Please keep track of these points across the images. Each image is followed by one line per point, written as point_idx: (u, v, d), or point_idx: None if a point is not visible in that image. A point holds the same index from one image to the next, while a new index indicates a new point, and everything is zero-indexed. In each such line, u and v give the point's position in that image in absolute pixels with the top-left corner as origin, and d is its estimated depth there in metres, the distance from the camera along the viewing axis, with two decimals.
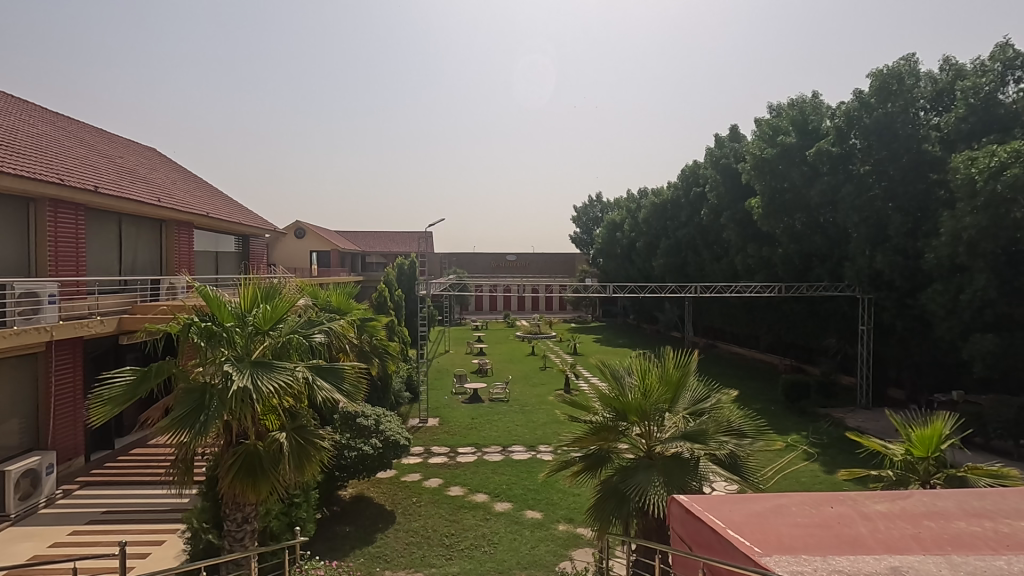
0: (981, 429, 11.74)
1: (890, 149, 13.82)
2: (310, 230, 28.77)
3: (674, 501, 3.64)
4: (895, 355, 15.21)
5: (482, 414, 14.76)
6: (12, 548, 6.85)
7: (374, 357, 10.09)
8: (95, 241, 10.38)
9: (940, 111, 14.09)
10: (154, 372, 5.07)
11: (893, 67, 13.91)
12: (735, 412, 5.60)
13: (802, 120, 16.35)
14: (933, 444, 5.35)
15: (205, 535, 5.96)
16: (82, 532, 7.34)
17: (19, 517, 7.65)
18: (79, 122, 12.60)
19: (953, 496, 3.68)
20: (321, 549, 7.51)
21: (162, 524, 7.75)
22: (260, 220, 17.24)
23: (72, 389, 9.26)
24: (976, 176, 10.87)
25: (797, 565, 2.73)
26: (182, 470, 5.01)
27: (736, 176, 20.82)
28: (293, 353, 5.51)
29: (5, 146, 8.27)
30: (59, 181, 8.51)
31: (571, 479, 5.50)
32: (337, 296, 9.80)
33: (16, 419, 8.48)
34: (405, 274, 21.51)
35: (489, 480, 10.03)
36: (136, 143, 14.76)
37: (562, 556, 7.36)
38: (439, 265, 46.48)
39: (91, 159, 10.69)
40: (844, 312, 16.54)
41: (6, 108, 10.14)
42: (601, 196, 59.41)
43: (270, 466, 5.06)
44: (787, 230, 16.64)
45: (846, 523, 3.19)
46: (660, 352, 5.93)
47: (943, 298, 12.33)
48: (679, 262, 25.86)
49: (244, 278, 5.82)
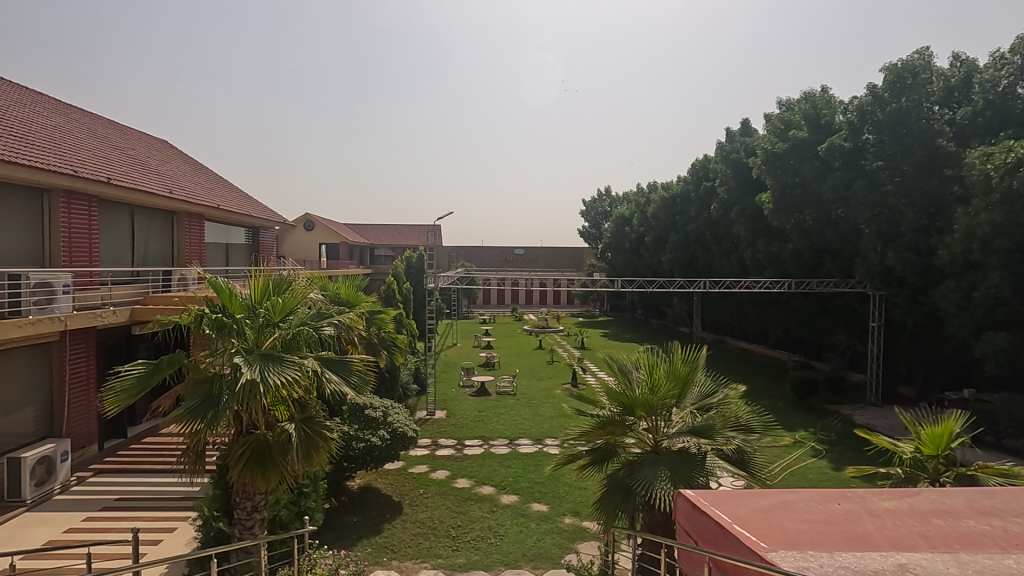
0: (991, 428, 11.67)
1: (903, 145, 13.58)
2: (319, 221, 28.92)
3: (680, 496, 3.65)
4: (906, 352, 15.11)
5: (487, 407, 14.82)
6: (28, 533, 7.01)
7: (382, 348, 10.20)
8: (106, 232, 10.45)
9: (953, 107, 13.75)
10: (165, 363, 5.13)
11: (907, 61, 13.71)
12: (744, 408, 5.55)
13: (814, 114, 16.11)
14: (943, 442, 5.33)
15: (216, 523, 5.97)
16: (96, 518, 7.48)
17: (34, 503, 7.84)
18: (92, 114, 12.71)
19: (963, 495, 3.64)
20: (328, 539, 7.61)
21: (173, 512, 7.87)
22: (269, 213, 17.33)
23: (86, 379, 9.42)
24: (992, 173, 10.72)
25: (803, 560, 2.74)
26: (193, 459, 5.08)
27: (747, 171, 20.67)
28: (302, 345, 5.55)
29: (20, 138, 8.34)
30: (71, 172, 8.58)
31: (577, 473, 5.51)
32: (346, 288, 9.89)
33: (30, 407, 8.61)
34: (413, 267, 21.54)
35: (496, 472, 10.10)
36: (146, 135, 14.89)
37: (567, 549, 7.43)
38: (447, 258, 46.65)
39: (103, 151, 10.80)
40: (854, 308, 16.43)
41: (20, 100, 10.26)
42: (610, 191, 59.07)
43: (279, 456, 5.13)
44: (797, 225, 16.50)
45: (853, 520, 3.18)
46: (667, 346, 5.88)
47: (956, 296, 12.19)
48: (687, 257, 25.80)
49: (254, 270, 5.86)
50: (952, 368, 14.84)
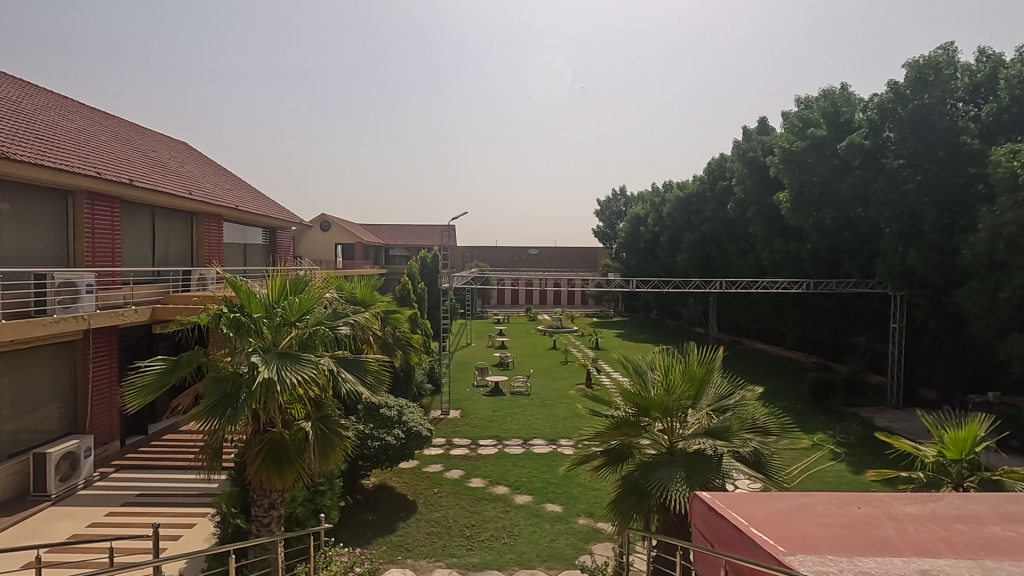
0: (1017, 432, 11.39)
1: (925, 142, 13.30)
2: (335, 222, 29.19)
3: (696, 498, 3.62)
4: (928, 353, 14.81)
5: (501, 407, 14.82)
6: (53, 527, 7.17)
7: (397, 348, 10.26)
8: (128, 233, 10.65)
9: (979, 103, 13.45)
10: (184, 361, 5.21)
11: (930, 57, 13.39)
12: (761, 410, 5.50)
13: (834, 111, 15.84)
14: (967, 446, 5.22)
15: (234, 520, 6.05)
16: (118, 514, 7.63)
17: (59, 497, 8.02)
18: (114, 117, 12.97)
19: (987, 500, 3.56)
20: (344, 537, 7.67)
21: (192, 508, 8.00)
22: (286, 213, 17.51)
23: (109, 377, 9.61)
24: (1018, 171, 10.45)
25: (822, 565, 2.70)
26: (211, 456, 5.15)
27: (764, 170, 20.41)
28: (319, 344, 5.60)
29: (45, 141, 8.54)
30: (95, 174, 8.76)
31: (591, 473, 5.49)
32: (361, 288, 9.95)
33: (55, 404, 8.82)
34: (427, 267, 21.61)
35: (510, 472, 10.10)
36: (167, 136, 15.14)
37: (582, 550, 7.40)
38: (461, 258, 46.80)
39: (126, 153, 11.01)
40: (874, 309, 16.15)
41: (46, 104, 10.50)
42: (625, 191, 58.76)
43: (295, 454, 5.18)
44: (816, 225, 16.25)
45: (874, 525, 3.13)
46: (683, 346, 5.82)
47: (980, 297, 11.91)
48: (703, 256, 25.56)
49: (271, 270, 5.93)
50: (976, 371, 14.51)
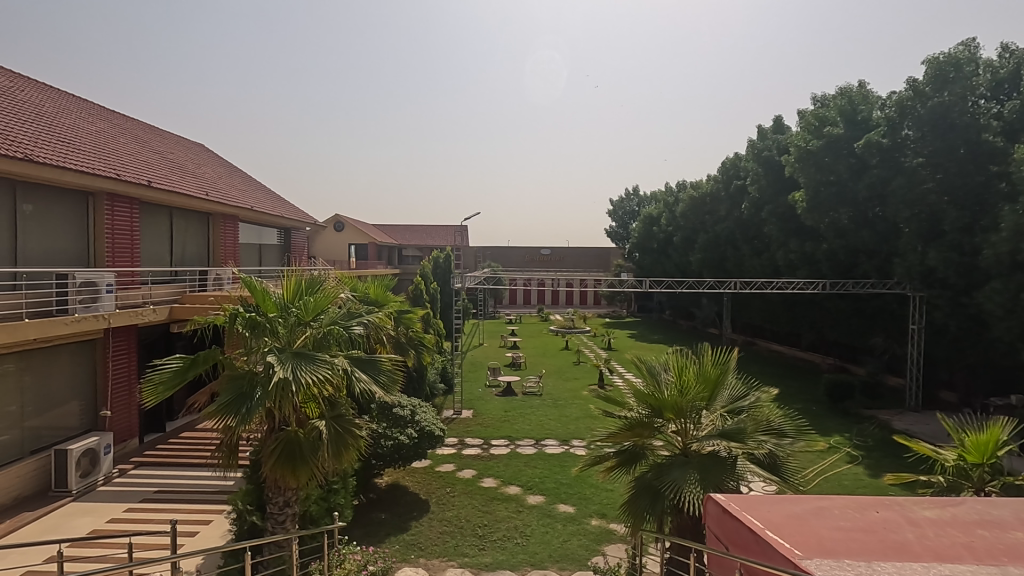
0: None
1: (945, 140, 13.05)
2: (349, 222, 29.40)
3: (710, 500, 3.60)
4: (947, 355, 14.55)
5: (513, 407, 14.82)
6: (74, 522, 7.31)
7: (409, 348, 10.31)
8: (146, 233, 10.82)
9: (1001, 100, 13.18)
10: (201, 358, 5.29)
11: (950, 54, 13.11)
12: (776, 412, 5.45)
13: (851, 110, 15.60)
14: (988, 450, 5.13)
15: (249, 517, 6.11)
16: (136, 510, 7.75)
17: (79, 493, 8.18)
18: (132, 119, 13.17)
19: (1009, 505, 3.49)
20: (357, 535, 7.72)
21: (208, 505, 8.11)
22: (301, 214, 17.68)
23: (128, 375, 9.78)
24: None
25: (839, 569, 2.66)
26: (226, 453, 5.20)
27: (780, 169, 20.18)
28: (333, 344, 5.65)
29: (67, 143, 8.71)
30: (114, 176, 8.93)
31: (604, 474, 5.46)
32: (375, 288, 10.02)
33: (76, 402, 9.00)
34: (439, 267, 21.67)
35: (523, 472, 10.11)
36: (184, 138, 15.36)
37: (594, 551, 7.37)
38: (473, 258, 46.86)
39: (144, 155, 11.19)
40: (892, 310, 15.91)
41: (67, 107, 10.71)
42: (637, 191, 58.46)
43: (309, 453, 5.23)
44: (832, 224, 16.03)
45: (892, 529, 3.09)
46: (697, 347, 5.78)
47: (1002, 297, 11.68)
48: (717, 256, 25.34)
49: (286, 271, 6.00)
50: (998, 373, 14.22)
